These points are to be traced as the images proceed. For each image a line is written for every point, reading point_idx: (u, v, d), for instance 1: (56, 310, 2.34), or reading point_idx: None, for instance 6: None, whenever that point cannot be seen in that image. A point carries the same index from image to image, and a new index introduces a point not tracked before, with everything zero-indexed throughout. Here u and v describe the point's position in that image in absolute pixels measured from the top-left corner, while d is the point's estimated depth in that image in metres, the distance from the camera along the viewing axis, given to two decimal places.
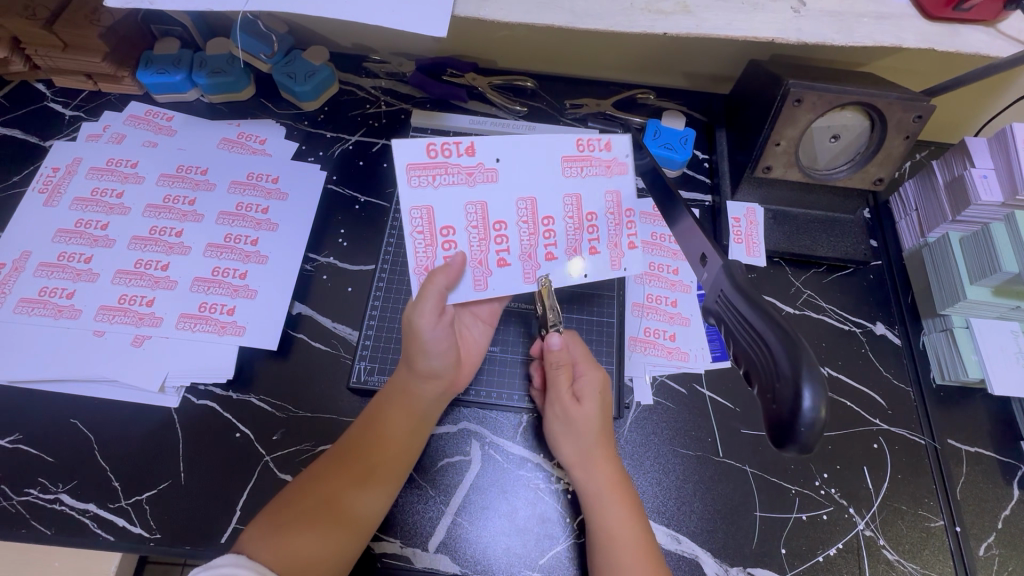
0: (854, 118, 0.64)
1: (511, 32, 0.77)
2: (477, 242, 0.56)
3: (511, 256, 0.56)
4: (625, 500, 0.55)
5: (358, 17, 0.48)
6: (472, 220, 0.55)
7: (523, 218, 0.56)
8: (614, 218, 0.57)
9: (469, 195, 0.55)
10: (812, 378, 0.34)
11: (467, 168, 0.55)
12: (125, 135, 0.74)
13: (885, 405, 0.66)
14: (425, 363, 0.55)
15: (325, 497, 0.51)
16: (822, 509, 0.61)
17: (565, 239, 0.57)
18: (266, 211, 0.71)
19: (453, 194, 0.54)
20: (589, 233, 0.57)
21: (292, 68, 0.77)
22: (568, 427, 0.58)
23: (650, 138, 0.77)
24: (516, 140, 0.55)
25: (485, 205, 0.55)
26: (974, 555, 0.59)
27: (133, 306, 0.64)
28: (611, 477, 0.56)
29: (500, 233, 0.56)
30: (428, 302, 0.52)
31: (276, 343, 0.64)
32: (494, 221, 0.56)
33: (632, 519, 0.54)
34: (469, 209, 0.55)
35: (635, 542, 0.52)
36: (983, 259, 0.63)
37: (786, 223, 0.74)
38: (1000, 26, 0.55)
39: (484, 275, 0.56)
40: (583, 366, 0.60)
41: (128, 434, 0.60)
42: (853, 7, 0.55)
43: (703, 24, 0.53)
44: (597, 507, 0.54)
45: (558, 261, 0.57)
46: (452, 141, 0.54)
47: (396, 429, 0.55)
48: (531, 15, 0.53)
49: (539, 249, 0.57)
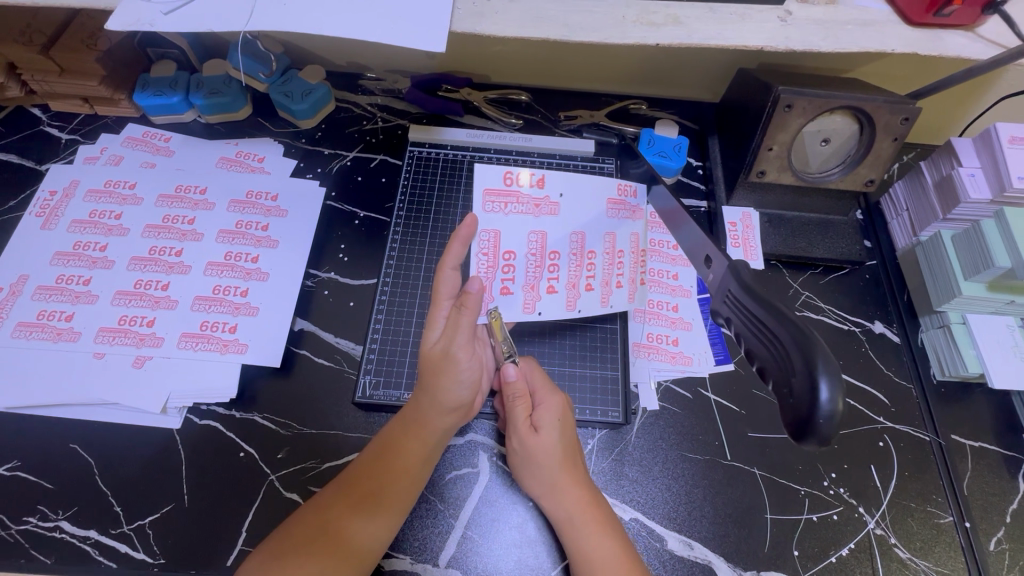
0: (843, 123, 0.66)
1: (507, 48, 0.80)
2: (532, 269, 0.64)
3: (559, 284, 0.63)
4: (600, 521, 0.54)
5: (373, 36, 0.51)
6: (532, 248, 0.64)
7: (573, 249, 0.65)
8: (609, 258, 0.65)
9: (533, 225, 0.65)
10: (828, 370, 0.34)
11: (535, 200, 0.66)
12: (123, 156, 0.74)
13: (888, 402, 0.67)
14: (453, 394, 0.55)
15: (329, 524, 0.50)
16: (832, 509, 0.61)
17: (601, 271, 0.65)
18: (266, 228, 0.71)
19: (520, 221, 0.65)
20: (618, 268, 0.65)
21: (289, 87, 0.78)
22: (527, 457, 0.57)
23: (645, 147, 0.78)
24: (575, 179, 0.68)
25: (543, 236, 0.65)
26: (985, 549, 0.60)
27: (134, 327, 0.63)
28: (582, 499, 0.55)
29: (554, 262, 0.64)
30: (462, 333, 0.54)
31: (279, 360, 0.63)
32: (550, 251, 0.65)
33: (605, 541, 0.53)
34: (531, 236, 0.65)
35: (612, 565, 0.51)
36: (976, 255, 0.64)
37: (781, 227, 0.75)
38: (978, 30, 0.59)
39: (534, 300, 0.63)
40: (542, 395, 0.59)
41: (130, 458, 0.59)
42: (836, 17, 0.59)
43: (693, 34, 0.57)
44: (572, 532, 0.54)
45: (592, 292, 0.64)
46: (525, 175, 0.67)
47: (406, 457, 0.54)
48: (531, 29, 0.56)
49: (580, 279, 0.64)
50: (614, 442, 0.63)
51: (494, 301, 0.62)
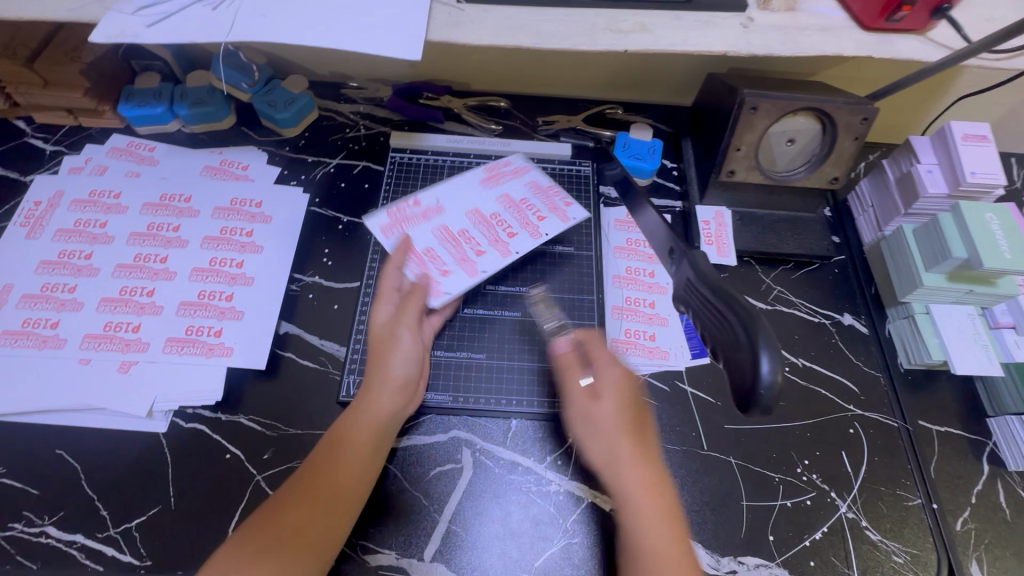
0: (807, 123, 0.69)
1: (486, 56, 0.82)
2: (454, 250, 0.68)
3: (483, 246, 0.69)
4: (657, 508, 0.52)
5: (352, 46, 0.53)
6: (443, 238, 0.69)
7: (477, 221, 0.71)
8: (514, 209, 0.72)
9: (431, 225, 0.70)
10: (766, 350, 0.43)
11: (420, 211, 0.71)
12: (107, 166, 0.75)
13: (858, 390, 0.69)
14: (397, 368, 0.60)
15: (294, 525, 0.50)
16: (805, 495, 0.63)
17: (514, 220, 0.71)
18: (251, 234, 0.72)
19: (419, 229, 0.69)
20: (528, 208, 0.72)
21: (272, 96, 0.80)
22: (588, 425, 0.57)
23: (620, 150, 0.80)
24: (446, 185, 0.73)
25: (445, 227, 0.69)
26: (951, 529, 0.62)
27: (119, 333, 0.64)
28: (644, 479, 0.53)
29: (467, 236, 0.69)
30: (408, 312, 0.62)
31: (264, 362, 0.65)
32: (458, 232, 0.69)
33: (660, 527, 0.51)
34: (436, 232, 0.69)
35: (667, 550, 0.50)
36: (935, 248, 0.67)
37: (752, 224, 0.78)
38: (929, 34, 0.62)
39: (472, 264, 0.67)
40: (599, 362, 0.60)
41: (117, 462, 0.59)
42: (796, 23, 0.62)
43: (661, 41, 0.60)
44: (628, 509, 0.53)
45: (518, 236, 0.70)
46: (405, 202, 0.71)
47: (358, 447, 0.56)
48: (505, 37, 0.59)
49: (500, 235, 0.70)
50: None
51: (442, 280, 0.65)
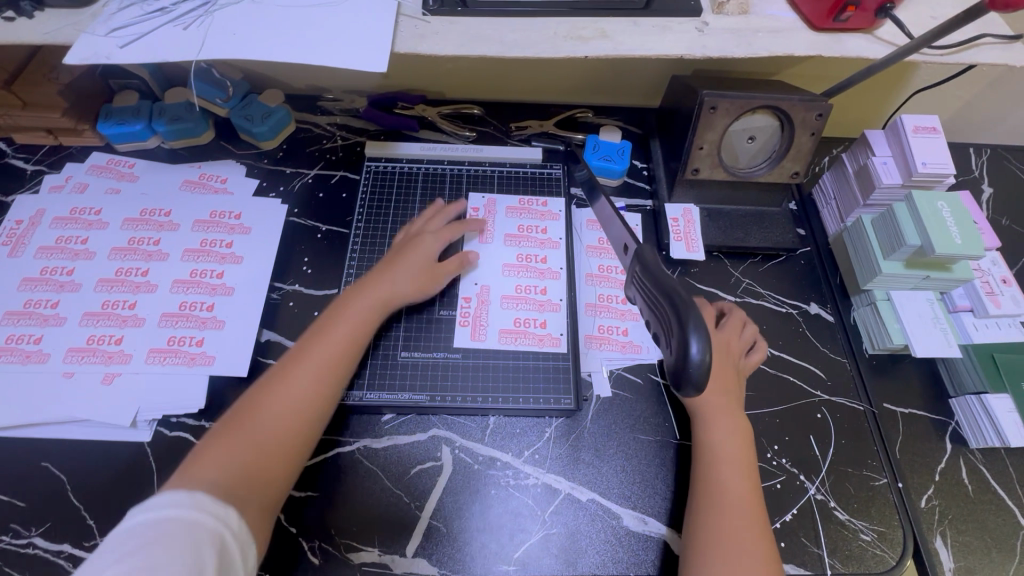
0: (765, 121, 0.71)
1: (458, 65, 0.84)
2: (535, 307, 0.72)
3: (540, 283, 0.74)
4: (732, 422, 0.61)
5: (320, 62, 0.55)
6: (514, 302, 0.72)
7: (518, 271, 0.75)
8: (524, 239, 0.77)
9: (499, 305, 0.72)
10: (697, 332, 0.43)
11: (479, 296, 0.72)
12: (88, 184, 0.77)
13: (824, 376, 0.72)
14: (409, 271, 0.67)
15: (287, 408, 0.54)
16: (776, 479, 0.65)
17: (532, 247, 0.77)
18: (231, 246, 0.74)
19: (499, 312, 0.72)
20: (533, 232, 0.78)
21: (249, 110, 0.82)
22: None
23: (590, 152, 0.83)
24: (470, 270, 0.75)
25: (505, 294, 0.73)
26: (916, 506, 0.64)
27: (102, 346, 0.65)
28: (721, 400, 0.61)
29: (528, 289, 0.73)
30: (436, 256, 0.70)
31: (246, 369, 0.66)
32: (519, 291, 0.73)
33: (731, 437, 0.60)
34: (507, 304, 0.72)
35: (736, 459, 0.58)
36: (891, 236, 0.70)
37: (720, 219, 0.80)
38: (876, 33, 0.65)
39: (550, 302, 0.73)
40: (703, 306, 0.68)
41: (102, 471, 0.60)
42: (749, 25, 0.65)
43: (619, 46, 0.63)
44: (699, 420, 0.61)
45: (550, 256, 0.76)
46: (462, 304, 0.72)
47: (353, 339, 0.61)
48: (468, 47, 0.61)
49: (540, 266, 0.75)
50: (570, 430, 0.66)
51: (550, 331, 0.71)
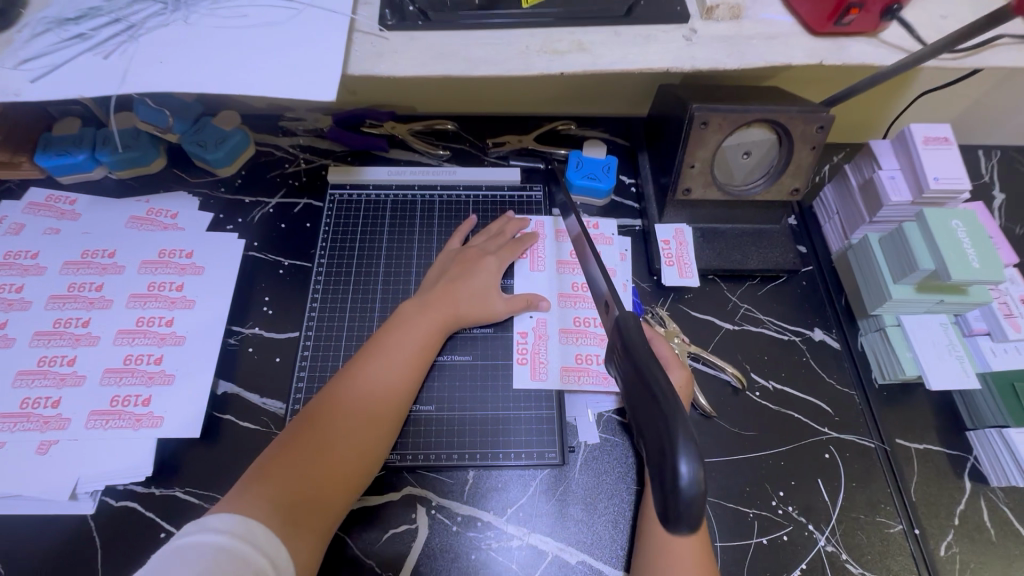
0: (761, 135, 0.65)
1: (427, 79, 0.78)
2: (596, 342, 0.67)
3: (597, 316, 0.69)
4: None
5: (261, 91, 0.49)
6: (573, 337, 0.67)
7: (574, 303, 0.69)
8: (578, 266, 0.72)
9: (556, 339, 0.67)
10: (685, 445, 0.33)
11: (536, 331, 0.67)
12: (24, 225, 0.70)
13: (832, 412, 0.66)
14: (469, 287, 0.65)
15: (349, 431, 0.53)
16: (782, 530, 0.59)
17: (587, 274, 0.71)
18: (181, 288, 0.67)
19: (556, 347, 0.67)
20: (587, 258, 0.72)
21: (201, 135, 0.75)
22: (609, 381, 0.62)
23: (574, 170, 0.77)
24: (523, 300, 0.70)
25: (564, 328, 0.68)
26: (935, 555, 0.59)
27: (37, 410, 0.59)
28: None
29: (585, 322, 0.68)
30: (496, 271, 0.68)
31: (200, 429, 0.60)
32: (579, 323, 0.68)
33: None
34: (565, 338, 0.67)
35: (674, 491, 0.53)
36: (902, 259, 0.64)
37: (715, 240, 0.74)
38: (881, 36, 0.59)
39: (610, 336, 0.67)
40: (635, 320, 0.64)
41: (40, 552, 0.55)
42: (741, 32, 0.58)
43: (599, 60, 0.56)
44: None
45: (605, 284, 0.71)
46: (519, 339, 0.67)
47: (416, 360, 0.59)
48: (429, 66, 0.55)
49: None
50: (556, 483, 0.61)
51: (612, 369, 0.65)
